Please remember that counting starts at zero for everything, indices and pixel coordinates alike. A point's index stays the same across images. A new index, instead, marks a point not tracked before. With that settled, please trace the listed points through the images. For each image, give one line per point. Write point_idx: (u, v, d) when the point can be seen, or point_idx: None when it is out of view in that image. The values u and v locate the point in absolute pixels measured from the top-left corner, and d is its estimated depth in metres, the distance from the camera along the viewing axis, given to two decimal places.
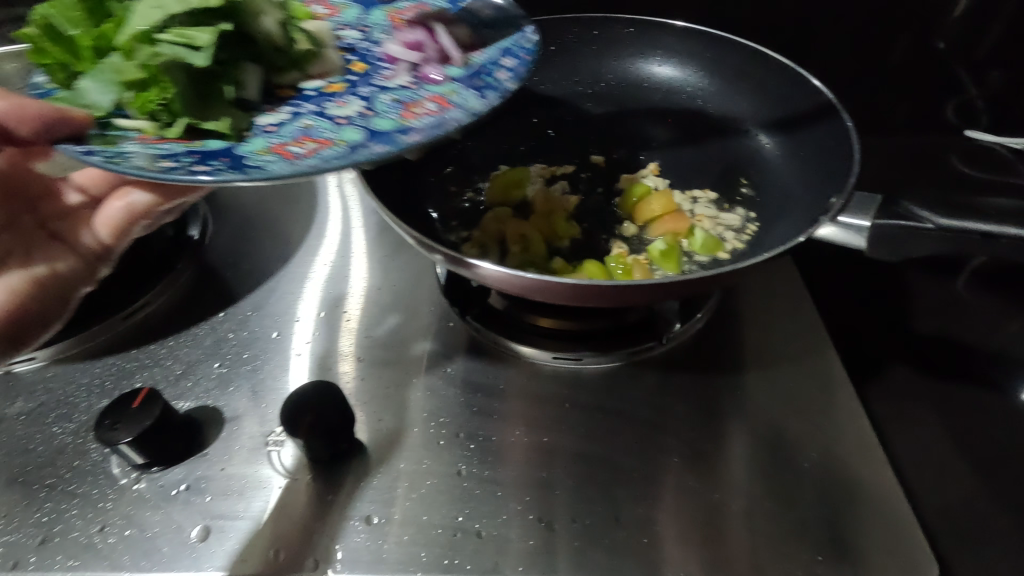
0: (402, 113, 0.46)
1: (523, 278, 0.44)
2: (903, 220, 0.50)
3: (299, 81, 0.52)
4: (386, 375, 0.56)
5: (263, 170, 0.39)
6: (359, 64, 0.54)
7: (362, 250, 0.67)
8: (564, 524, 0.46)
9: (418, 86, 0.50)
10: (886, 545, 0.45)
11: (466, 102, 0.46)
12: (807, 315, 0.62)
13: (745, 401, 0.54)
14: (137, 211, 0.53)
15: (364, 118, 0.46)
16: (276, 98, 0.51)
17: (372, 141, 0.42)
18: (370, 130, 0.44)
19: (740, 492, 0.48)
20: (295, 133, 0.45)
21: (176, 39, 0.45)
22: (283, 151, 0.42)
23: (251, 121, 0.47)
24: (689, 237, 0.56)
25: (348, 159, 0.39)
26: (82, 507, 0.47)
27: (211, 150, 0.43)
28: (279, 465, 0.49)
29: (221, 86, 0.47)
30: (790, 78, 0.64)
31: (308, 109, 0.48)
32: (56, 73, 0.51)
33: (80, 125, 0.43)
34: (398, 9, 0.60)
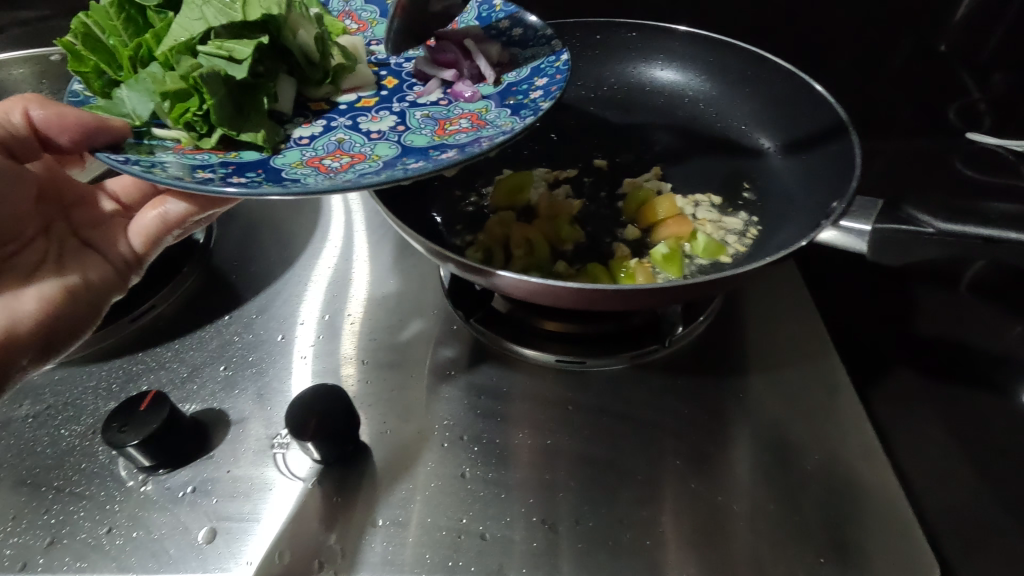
0: (435, 130, 0.47)
1: (528, 283, 0.45)
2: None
3: (331, 95, 0.53)
4: (391, 377, 0.56)
5: (301, 184, 0.40)
6: (390, 79, 0.55)
7: (367, 254, 0.68)
8: (568, 526, 0.46)
9: (452, 105, 0.51)
10: (888, 547, 0.45)
11: (499, 119, 0.47)
12: (809, 316, 0.62)
13: (747, 403, 0.54)
14: (172, 220, 0.54)
15: (398, 133, 0.48)
16: (310, 111, 0.51)
17: (406, 155, 0.43)
18: (403, 145, 0.46)
19: (742, 494, 0.48)
20: (329, 147, 0.46)
21: (216, 51, 0.46)
22: (317, 164, 0.43)
23: (284, 134, 0.47)
24: (691, 240, 0.56)
25: (384, 173, 0.39)
26: (90, 509, 0.48)
27: (246, 162, 0.44)
28: (285, 467, 0.49)
29: (259, 98, 0.47)
30: (791, 81, 0.65)
31: (340, 122, 0.50)
32: (92, 81, 0.50)
33: (119, 134, 0.43)
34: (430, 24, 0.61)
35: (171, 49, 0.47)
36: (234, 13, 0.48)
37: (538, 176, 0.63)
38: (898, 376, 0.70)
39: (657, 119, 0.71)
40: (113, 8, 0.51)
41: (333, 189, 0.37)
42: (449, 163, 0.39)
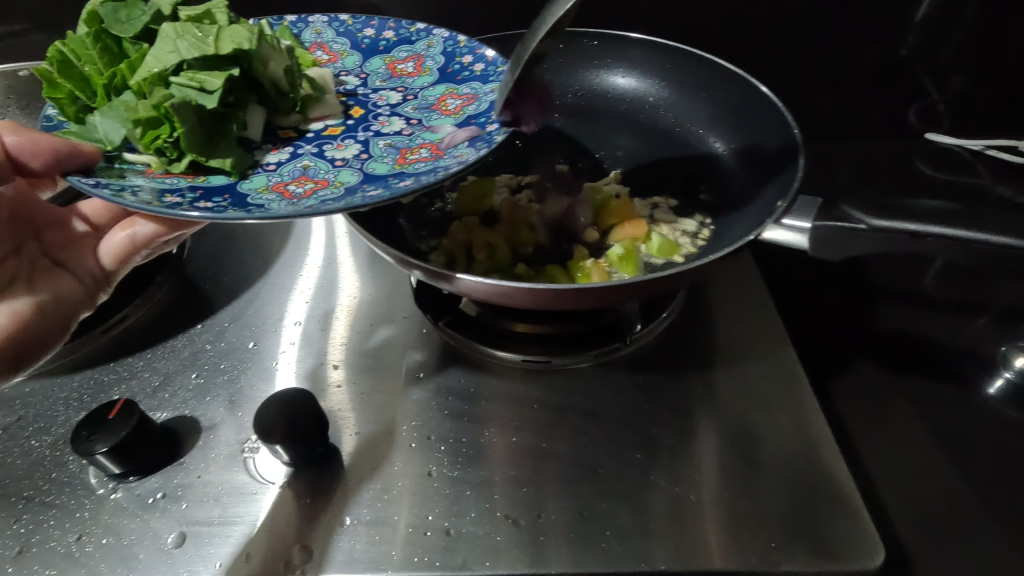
0: (396, 158, 0.48)
1: (487, 284, 0.46)
2: (839, 220, 0.56)
3: (300, 124, 0.54)
4: (361, 381, 0.57)
5: (265, 209, 0.41)
6: (357, 110, 0.57)
7: (340, 261, 0.69)
8: (531, 520, 0.47)
9: (414, 135, 0.53)
10: (839, 530, 0.47)
11: (456, 149, 0.47)
12: (767, 312, 0.64)
13: (707, 397, 0.56)
14: (140, 241, 0.55)
15: (361, 160, 0.49)
16: (279, 139, 0.52)
17: (366, 182, 0.44)
18: (365, 172, 0.47)
19: (701, 484, 0.50)
20: (294, 173, 0.47)
21: (188, 82, 0.47)
22: (282, 190, 0.44)
23: (254, 161, 0.49)
24: (646, 241, 0.58)
25: (345, 200, 0.41)
26: (60, 518, 0.48)
27: (214, 187, 0.45)
28: (255, 472, 0.50)
29: (229, 127, 0.48)
30: (743, 87, 0.67)
31: (307, 151, 0.51)
32: (66, 106, 0.50)
33: (91, 157, 0.44)
34: (396, 58, 0.63)
35: (145, 80, 0.48)
36: (206, 47, 0.49)
37: (499, 182, 0.65)
38: (860, 370, 0.69)
39: (620, 125, 0.73)
40: (88, 38, 0.51)
41: (294, 214, 0.38)
42: (407, 190, 0.40)
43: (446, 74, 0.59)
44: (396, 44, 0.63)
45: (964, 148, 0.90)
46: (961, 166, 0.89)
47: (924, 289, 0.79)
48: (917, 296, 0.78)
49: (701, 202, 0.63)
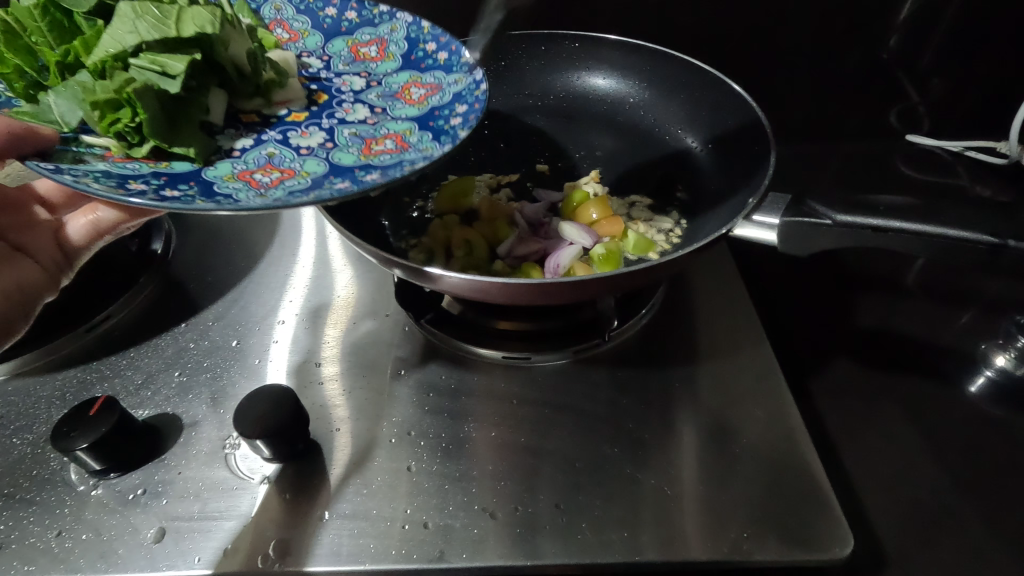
0: (361, 148, 0.49)
1: (463, 279, 0.47)
2: (806, 216, 0.57)
3: (262, 108, 0.55)
4: (342, 378, 0.58)
5: (233, 198, 0.41)
6: (320, 96, 0.57)
7: (323, 261, 0.69)
8: (508, 513, 0.48)
9: (379, 125, 0.53)
10: (807, 518, 0.48)
11: (421, 142, 0.48)
12: (746, 309, 0.65)
13: (685, 392, 0.57)
14: (104, 227, 0.57)
15: (326, 150, 0.50)
16: (241, 123, 0.53)
17: (333, 174, 0.45)
18: (330, 162, 0.47)
19: (675, 476, 0.51)
20: (258, 161, 0.48)
21: (149, 65, 0.48)
22: (249, 178, 0.45)
23: (217, 146, 0.49)
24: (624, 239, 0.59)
25: (313, 192, 0.41)
26: (39, 515, 0.48)
27: (178, 173, 0.45)
28: (236, 469, 0.51)
29: (191, 112, 0.49)
30: (719, 88, 0.68)
31: (272, 138, 0.52)
32: (14, 82, 0.51)
33: (47, 142, 0.45)
34: (359, 41, 0.63)
35: (102, 61, 0.48)
36: (167, 29, 0.49)
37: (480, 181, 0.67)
38: (837, 366, 0.70)
39: (598, 126, 0.75)
40: (37, 11, 0.52)
41: (264, 206, 0.39)
42: (374, 185, 0.41)
43: (409, 60, 0.60)
44: (359, 25, 0.64)
45: (944, 149, 0.92)
46: (941, 167, 0.91)
47: (904, 288, 0.80)
48: (895, 294, 0.79)
49: (677, 201, 0.64)
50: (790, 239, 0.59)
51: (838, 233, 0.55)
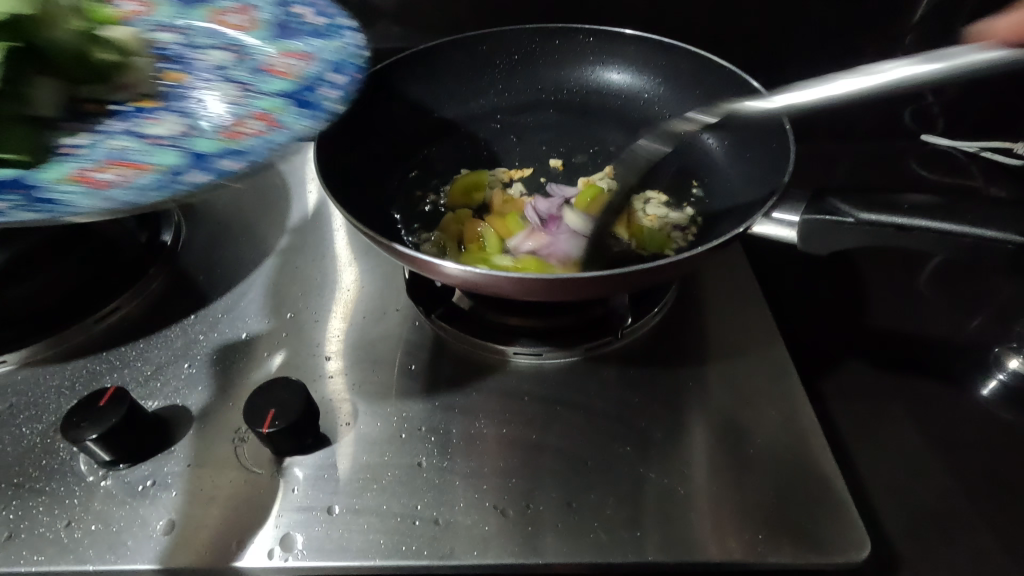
0: (225, 132, 0.50)
1: (474, 273, 0.46)
2: (828, 214, 0.56)
3: (107, 95, 0.53)
4: (352, 372, 0.58)
5: (70, 205, 0.42)
6: (173, 73, 0.56)
7: (332, 254, 0.69)
8: (519, 511, 0.47)
9: (247, 102, 0.54)
10: (822, 521, 0.47)
11: (293, 121, 0.52)
12: (761, 307, 0.64)
13: (698, 391, 0.56)
14: None
15: (185, 138, 0.49)
16: (82, 113, 0.51)
17: (195, 164, 0.46)
18: (191, 151, 0.47)
19: (687, 476, 0.50)
20: (102, 156, 0.47)
21: None
22: (84, 179, 0.45)
23: (53, 142, 0.48)
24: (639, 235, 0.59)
25: (167, 190, 0.43)
26: (48, 504, 0.48)
27: (3, 182, 0.44)
28: (244, 461, 0.50)
29: (8, 104, 0.47)
30: (735, 83, 0.67)
31: (119, 128, 0.50)
32: None
33: None
34: (221, 10, 0.64)
35: None
36: None
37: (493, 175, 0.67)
38: (850, 368, 0.69)
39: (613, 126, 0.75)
40: None
41: (112, 210, 0.42)
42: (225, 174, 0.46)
43: (280, 30, 0.62)
44: None
45: (959, 149, 0.91)
46: (958, 167, 0.89)
47: (919, 288, 0.79)
48: (908, 296, 0.78)
49: (692, 198, 0.64)
50: (811, 238, 0.58)
51: (859, 230, 0.55)
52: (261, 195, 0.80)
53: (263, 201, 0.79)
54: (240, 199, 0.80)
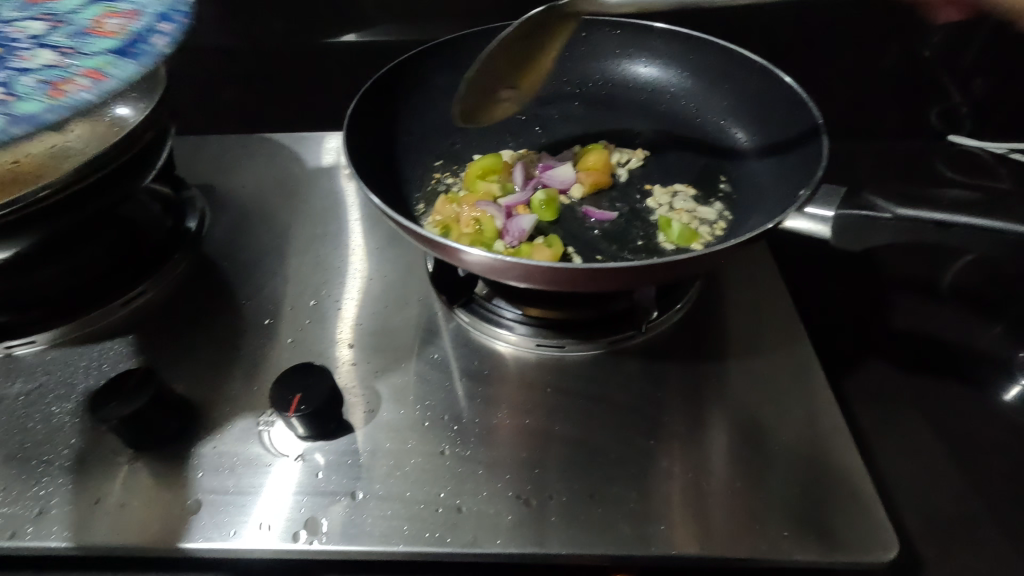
0: (50, 91, 0.50)
1: (499, 261, 0.46)
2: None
3: None
4: (375, 360, 0.58)
5: None
6: None
7: (357, 246, 0.70)
8: (543, 501, 0.47)
9: (71, 65, 0.54)
10: (848, 520, 0.47)
11: (124, 73, 0.53)
12: (786, 304, 0.64)
13: (721, 387, 0.56)
14: None
15: (9, 101, 0.49)
16: None
17: (25, 119, 0.47)
18: (26, 111, 0.48)
19: (710, 472, 0.50)
20: None
21: None
22: None
23: None
24: (666, 230, 0.60)
25: None
26: (77, 482, 0.49)
27: None
28: (269, 444, 0.51)
29: None
30: (763, 76, 0.67)
31: None
32: None
33: None
34: None
35: None
36: None
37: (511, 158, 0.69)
38: (874, 367, 0.68)
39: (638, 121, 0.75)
40: None
41: None
42: None
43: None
44: None
45: (986, 150, 0.90)
46: (988, 167, 0.88)
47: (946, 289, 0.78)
48: (933, 296, 0.76)
49: (720, 193, 0.65)
50: None
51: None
52: (286, 185, 0.81)
53: (286, 191, 0.80)
54: (265, 187, 0.81)
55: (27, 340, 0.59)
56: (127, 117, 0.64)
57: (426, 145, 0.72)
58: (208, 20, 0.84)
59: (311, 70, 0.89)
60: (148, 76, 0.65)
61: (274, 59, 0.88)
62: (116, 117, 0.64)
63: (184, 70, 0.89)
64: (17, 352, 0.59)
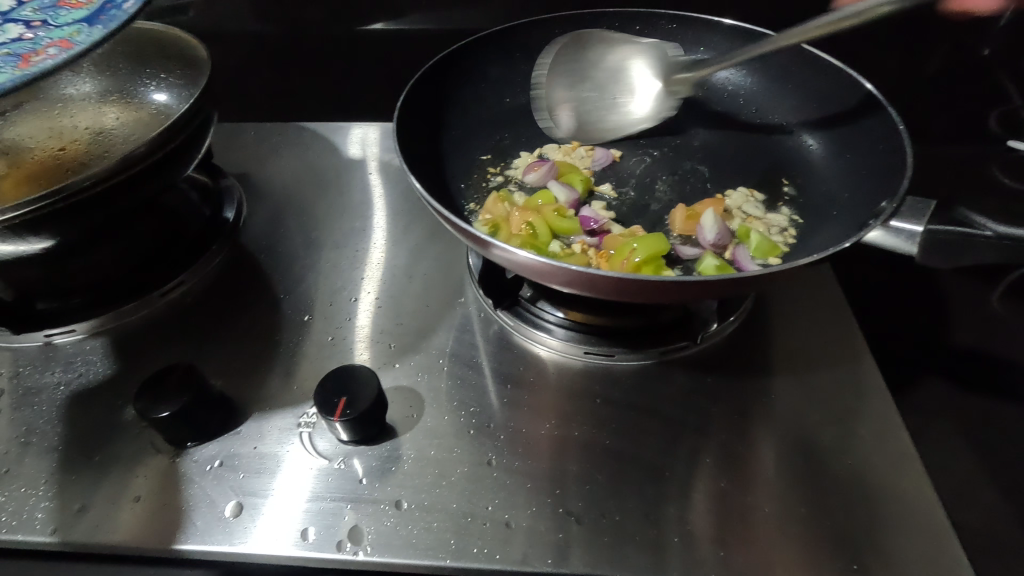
0: (17, 63, 0.40)
1: (556, 268, 0.44)
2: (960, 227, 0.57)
3: None
4: (416, 361, 0.56)
5: None
6: None
7: (396, 240, 0.69)
8: (594, 519, 0.45)
9: (39, 38, 0.44)
10: (917, 556, 0.44)
11: (91, 40, 0.42)
12: (843, 315, 0.61)
13: (777, 403, 0.54)
14: None
15: None
16: None
17: None
18: None
19: (769, 496, 0.47)
20: None
21: None
22: None
23: None
24: (745, 241, 0.59)
25: None
26: (116, 479, 0.48)
27: None
28: (310, 446, 0.49)
29: None
30: (839, 80, 0.65)
31: None
32: None
33: None
34: None
35: None
36: None
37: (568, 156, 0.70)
38: None
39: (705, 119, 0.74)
40: None
41: None
42: None
43: None
44: None
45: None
46: None
47: None
48: None
49: (784, 197, 0.64)
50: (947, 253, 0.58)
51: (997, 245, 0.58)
52: (323, 175, 0.79)
53: (322, 181, 0.78)
54: (301, 177, 0.79)
55: (66, 329, 0.58)
56: (167, 103, 0.63)
57: (470, 140, 0.70)
58: (248, 6, 0.83)
59: (350, 57, 0.88)
60: (188, 62, 0.64)
61: (312, 47, 0.87)
62: (156, 104, 0.64)
63: (223, 56, 0.88)
64: (56, 340, 0.58)
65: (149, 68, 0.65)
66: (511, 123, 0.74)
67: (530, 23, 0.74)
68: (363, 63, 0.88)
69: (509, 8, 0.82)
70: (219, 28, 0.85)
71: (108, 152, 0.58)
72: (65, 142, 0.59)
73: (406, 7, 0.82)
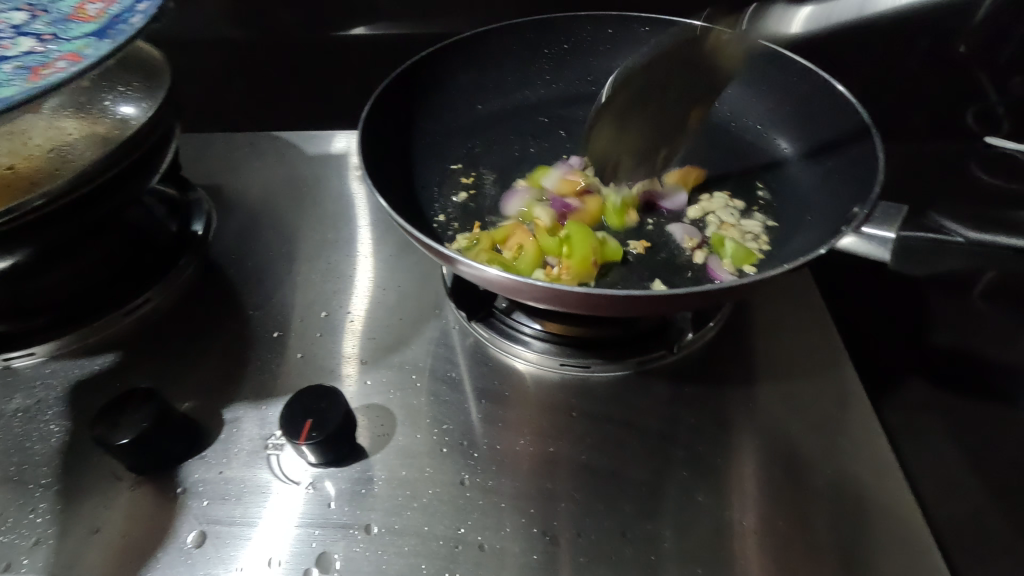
0: (28, 76, 0.44)
1: (527, 284, 0.43)
2: (932, 233, 0.59)
3: None
4: (390, 378, 0.55)
5: None
6: None
7: (369, 252, 0.68)
8: (570, 539, 0.44)
9: (51, 50, 0.49)
10: (899, 567, 0.44)
11: (96, 53, 0.46)
12: (822, 320, 0.61)
13: (757, 412, 0.53)
14: None
15: None
16: None
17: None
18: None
19: (749, 508, 0.46)
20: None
21: None
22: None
23: None
24: (720, 251, 0.58)
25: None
26: (76, 509, 0.46)
27: None
28: (278, 470, 0.48)
29: None
30: (813, 82, 0.65)
31: None
32: None
33: None
34: None
35: None
36: None
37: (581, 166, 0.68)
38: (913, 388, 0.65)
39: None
40: None
41: None
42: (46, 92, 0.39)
43: None
44: None
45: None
46: None
47: None
48: None
49: (759, 203, 0.64)
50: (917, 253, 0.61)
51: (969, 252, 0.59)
52: (295, 186, 0.78)
53: (295, 192, 0.77)
54: (273, 188, 0.78)
55: (25, 352, 0.56)
56: (131, 116, 0.61)
57: (443, 149, 0.69)
58: (216, 13, 0.81)
59: (323, 65, 0.86)
60: (150, 76, 0.63)
61: (282, 55, 0.85)
62: (117, 116, 0.61)
63: (190, 63, 0.85)
64: (15, 364, 0.56)
65: (109, 81, 0.64)
66: (486, 130, 0.73)
67: (502, 28, 0.73)
68: (336, 71, 0.86)
69: (483, 13, 0.80)
70: (187, 37, 0.83)
71: (61, 170, 0.55)
72: (17, 159, 0.56)
73: (377, 12, 0.80)
